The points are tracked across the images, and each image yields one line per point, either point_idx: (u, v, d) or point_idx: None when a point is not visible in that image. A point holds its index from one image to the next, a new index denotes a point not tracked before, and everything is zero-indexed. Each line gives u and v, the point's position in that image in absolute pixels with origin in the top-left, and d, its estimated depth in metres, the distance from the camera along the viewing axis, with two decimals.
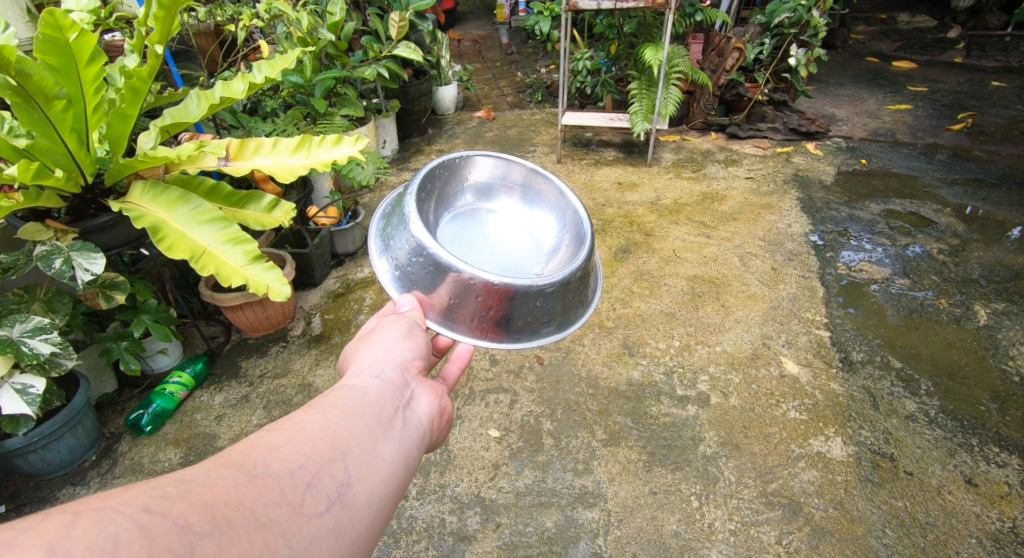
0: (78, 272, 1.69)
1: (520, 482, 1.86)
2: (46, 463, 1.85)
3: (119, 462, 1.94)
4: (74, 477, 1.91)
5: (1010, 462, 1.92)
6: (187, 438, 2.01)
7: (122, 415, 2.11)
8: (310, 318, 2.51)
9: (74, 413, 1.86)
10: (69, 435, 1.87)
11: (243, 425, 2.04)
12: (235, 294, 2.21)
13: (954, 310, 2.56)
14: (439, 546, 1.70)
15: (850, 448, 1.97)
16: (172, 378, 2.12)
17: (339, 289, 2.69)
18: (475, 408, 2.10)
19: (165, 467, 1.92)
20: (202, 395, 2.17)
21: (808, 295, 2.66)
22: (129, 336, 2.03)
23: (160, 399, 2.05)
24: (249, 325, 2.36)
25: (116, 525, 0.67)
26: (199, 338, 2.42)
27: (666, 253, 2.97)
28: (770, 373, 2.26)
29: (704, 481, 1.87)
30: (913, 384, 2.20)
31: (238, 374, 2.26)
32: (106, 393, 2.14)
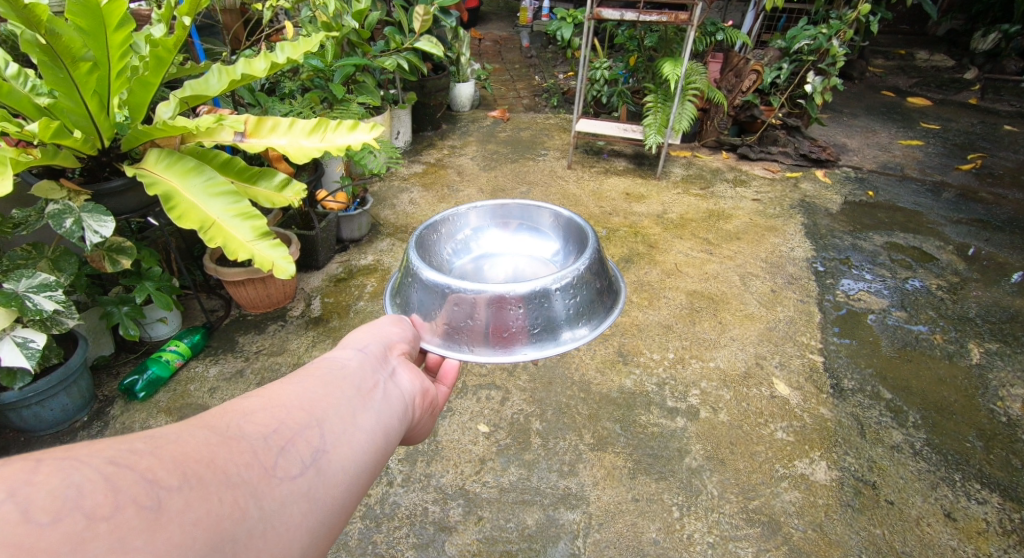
0: (88, 234, 1.70)
1: (504, 478, 1.87)
2: (38, 419, 1.87)
3: (110, 425, 1.95)
4: (65, 436, 1.92)
5: (991, 499, 1.94)
6: (179, 408, 2.02)
7: (117, 379, 2.12)
8: (310, 301, 2.53)
9: (70, 372, 1.87)
10: (64, 394, 1.88)
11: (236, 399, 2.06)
12: (238, 270, 2.23)
13: (948, 346, 2.58)
14: (420, 534, 1.71)
15: (834, 473, 1.98)
16: (169, 346, 2.15)
17: (341, 274, 2.70)
18: (466, 402, 2.12)
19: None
20: (197, 367, 2.18)
21: (805, 319, 2.68)
22: (131, 301, 2.05)
23: (155, 366, 2.07)
24: (249, 301, 2.38)
25: (80, 475, 0.60)
26: (198, 310, 2.44)
27: (668, 266, 2.99)
28: (760, 392, 2.27)
29: (687, 492, 1.89)
30: (901, 415, 2.22)
31: (235, 349, 2.27)
32: (102, 355, 2.16)
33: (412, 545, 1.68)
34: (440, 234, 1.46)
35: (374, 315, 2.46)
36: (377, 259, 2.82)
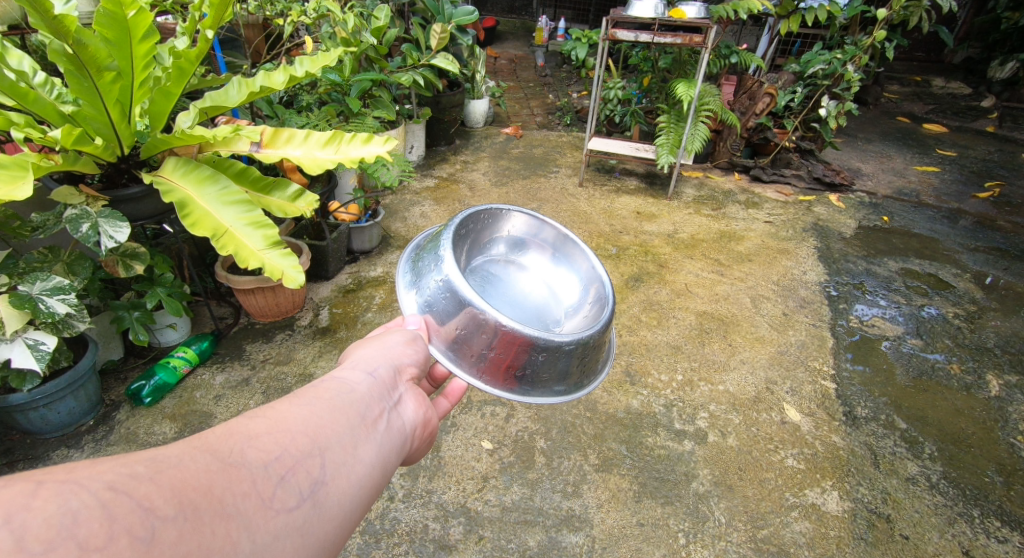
0: (103, 239, 1.71)
1: (507, 497, 1.83)
2: (45, 422, 1.86)
3: (115, 430, 1.95)
4: (70, 439, 1.92)
5: (1011, 538, 1.87)
6: (184, 414, 2.01)
7: (124, 383, 2.12)
8: (318, 310, 2.52)
9: (78, 376, 1.86)
10: (71, 398, 1.87)
11: (241, 408, 2.04)
12: (249, 277, 2.23)
13: (965, 377, 2.52)
14: (419, 551, 1.67)
15: (846, 504, 1.92)
16: (177, 352, 2.13)
17: (350, 285, 2.70)
18: (471, 417, 2.09)
19: (159, 440, 1.92)
20: (204, 373, 2.17)
21: (817, 344, 2.63)
22: (143, 307, 2.04)
23: (163, 372, 2.06)
24: (259, 310, 2.37)
25: (78, 501, 0.63)
26: (207, 317, 2.43)
27: (678, 286, 2.96)
28: (770, 417, 2.22)
29: (693, 518, 1.84)
30: (917, 446, 2.16)
31: (242, 357, 2.26)
32: (111, 360, 2.15)
33: None
34: (479, 226, 1.42)
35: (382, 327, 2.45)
36: (387, 271, 2.81)
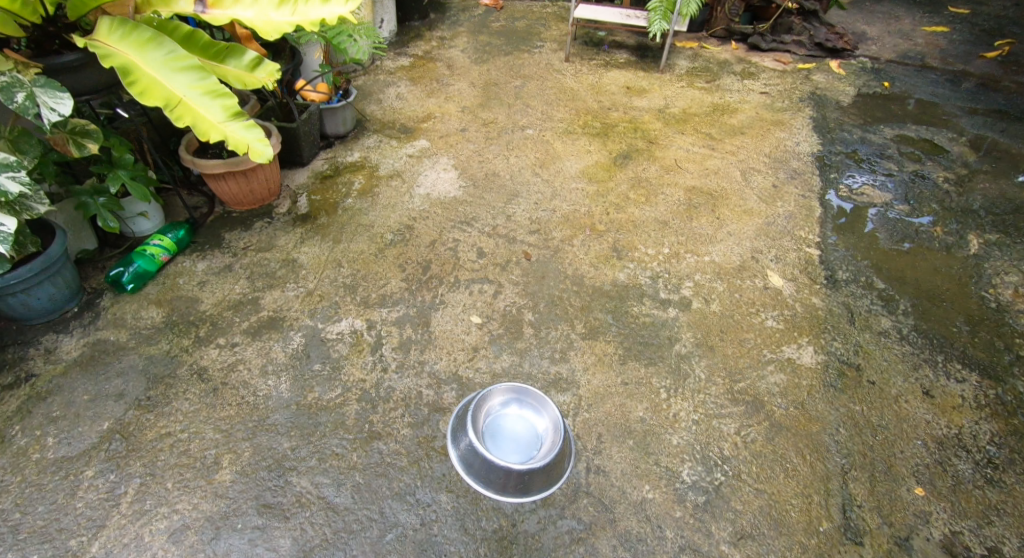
0: (44, 111, 1.66)
1: (497, 364, 1.94)
2: (29, 308, 1.92)
3: (102, 315, 2.02)
4: (58, 324, 1.98)
5: (970, 378, 1.99)
6: (170, 300, 2.07)
7: (102, 271, 2.17)
8: (297, 198, 2.52)
9: (50, 262, 1.88)
10: (48, 283, 1.91)
11: (226, 292, 2.11)
12: (217, 161, 2.20)
13: (946, 238, 2.56)
14: (415, 414, 1.79)
15: (820, 357, 2.03)
16: (152, 240, 2.15)
17: (327, 170, 2.69)
18: (459, 296, 2.15)
19: (147, 323, 1.99)
20: (184, 261, 2.22)
21: (805, 214, 2.64)
22: (106, 192, 2.04)
23: (140, 261, 2.10)
24: (233, 197, 2.38)
25: None
26: (182, 208, 2.45)
27: (667, 163, 2.92)
28: (754, 284, 2.29)
29: (675, 376, 1.95)
30: (892, 303, 2.24)
31: (222, 245, 2.29)
32: (85, 250, 2.17)
33: (408, 424, 1.76)
34: None
35: (363, 213, 2.47)
36: (364, 156, 2.79)
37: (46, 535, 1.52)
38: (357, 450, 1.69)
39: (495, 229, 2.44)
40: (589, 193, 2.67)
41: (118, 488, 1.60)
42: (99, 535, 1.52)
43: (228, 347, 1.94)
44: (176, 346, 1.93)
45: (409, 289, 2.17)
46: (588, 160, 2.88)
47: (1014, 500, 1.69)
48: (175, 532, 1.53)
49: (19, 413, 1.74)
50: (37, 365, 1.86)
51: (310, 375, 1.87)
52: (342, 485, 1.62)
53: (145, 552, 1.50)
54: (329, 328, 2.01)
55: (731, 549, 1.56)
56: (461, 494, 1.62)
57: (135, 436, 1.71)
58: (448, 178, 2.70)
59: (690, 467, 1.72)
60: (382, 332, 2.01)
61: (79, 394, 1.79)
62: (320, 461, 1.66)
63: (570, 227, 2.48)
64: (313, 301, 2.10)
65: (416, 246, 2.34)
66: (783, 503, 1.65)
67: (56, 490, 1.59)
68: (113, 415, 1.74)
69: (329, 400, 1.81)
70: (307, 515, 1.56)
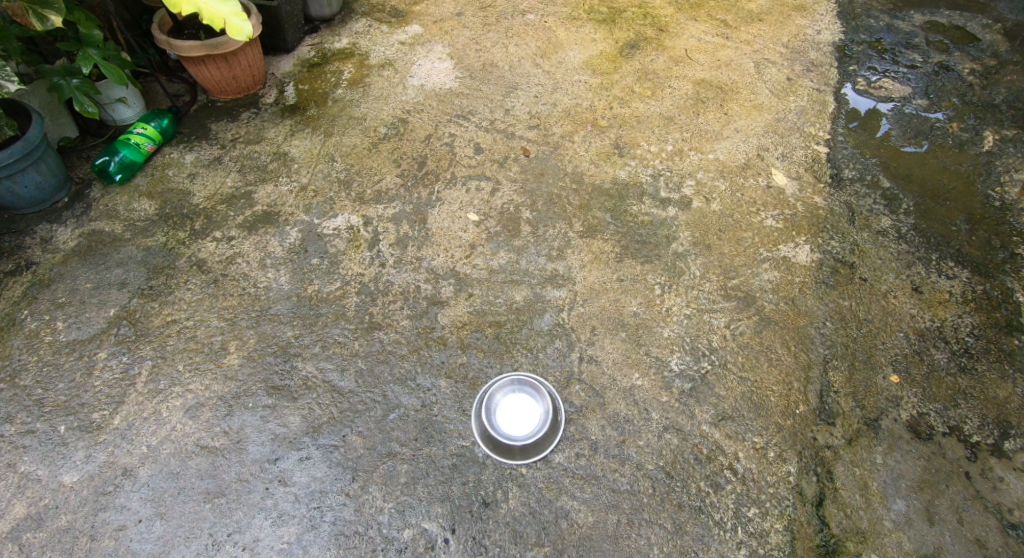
0: None
1: (494, 262, 1.97)
2: (15, 196, 2.00)
3: (93, 206, 2.10)
4: (49, 215, 2.08)
5: (961, 275, 2.01)
6: (160, 192, 2.14)
7: (86, 162, 2.24)
8: (283, 87, 2.52)
9: (31, 147, 1.93)
10: (33, 170, 1.98)
11: (217, 185, 2.16)
12: (194, 43, 2.22)
13: (961, 135, 2.49)
14: (414, 307, 1.85)
15: (816, 255, 2.04)
16: (135, 129, 2.19)
17: (314, 58, 2.66)
18: (456, 192, 2.15)
19: (140, 215, 2.07)
20: (171, 153, 2.27)
21: (817, 110, 2.54)
22: (78, 75, 2.09)
23: (126, 150, 2.15)
24: (215, 85, 2.41)
25: None
26: (163, 96, 2.50)
27: (677, 53, 2.77)
28: (757, 183, 2.26)
29: (670, 273, 1.99)
30: (895, 202, 2.22)
31: (208, 137, 2.34)
32: (66, 138, 2.27)
33: (407, 316, 1.83)
34: None
35: (354, 104, 2.45)
36: (352, 42, 2.73)
37: (69, 409, 1.64)
38: (359, 339, 1.78)
39: (493, 124, 2.39)
40: (592, 86, 2.57)
41: (132, 369, 1.71)
42: (120, 410, 1.64)
43: (224, 242, 2.00)
44: (172, 239, 2.01)
45: (404, 185, 2.17)
46: (593, 50, 2.75)
47: (983, 386, 1.77)
48: (191, 409, 1.64)
49: (25, 298, 1.85)
50: (35, 254, 1.96)
51: (308, 269, 1.93)
52: (345, 370, 1.71)
53: (165, 425, 1.62)
54: (325, 223, 2.05)
55: (712, 430, 1.67)
56: (460, 379, 1.71)
57: (142, 322, 1.80)
58: (443, 68, 2.62)
59: (678, 358, 1.80)
60: (378, 228, 2.04)
61: (81, 282, 1.89)
62: (323, 349, 1.75)
63: (571, 122, 2.42)
64: (307, 195, 2.13)
65: (410, 141, 2.32)
66: (765, 389, 1.74)
67: (72, 369, 1.70)
68: (118, 302, 1.84)
69: (329, 292, 1.87)
70: (314, 397, 1.67)
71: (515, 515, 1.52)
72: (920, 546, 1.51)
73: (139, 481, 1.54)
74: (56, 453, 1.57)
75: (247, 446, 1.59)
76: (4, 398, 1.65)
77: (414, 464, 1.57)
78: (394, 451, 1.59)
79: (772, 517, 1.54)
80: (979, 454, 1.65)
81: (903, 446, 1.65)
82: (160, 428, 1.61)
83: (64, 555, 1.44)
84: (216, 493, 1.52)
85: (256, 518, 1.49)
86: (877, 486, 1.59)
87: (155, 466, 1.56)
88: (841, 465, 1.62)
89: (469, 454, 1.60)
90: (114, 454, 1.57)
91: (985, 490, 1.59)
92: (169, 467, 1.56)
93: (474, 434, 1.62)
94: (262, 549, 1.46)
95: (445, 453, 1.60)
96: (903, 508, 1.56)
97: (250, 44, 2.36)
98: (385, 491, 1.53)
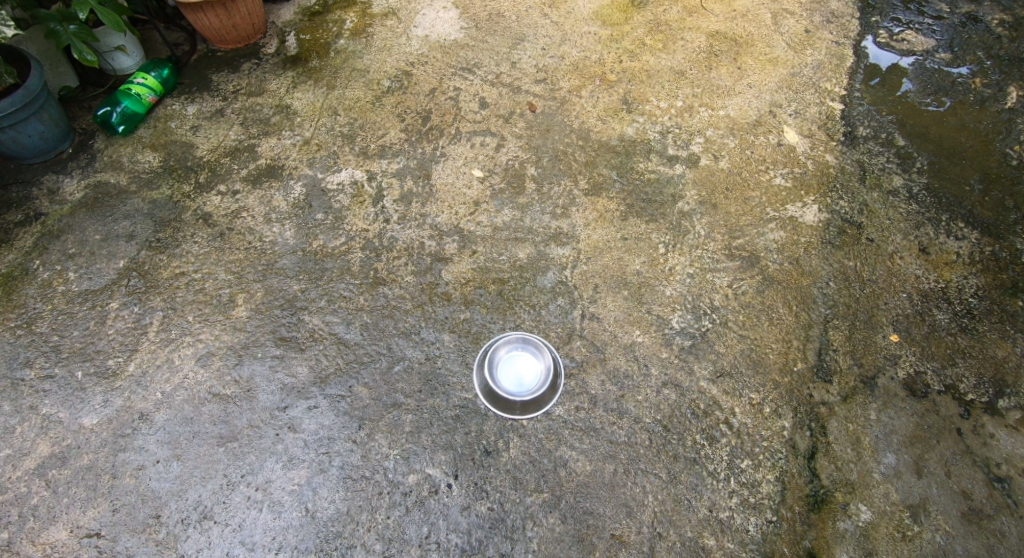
0: None
1: (498, 219, 1.98)
2: (20, 146, 2.03)
3: (98, 158, 2.13)
4: (55, 165, 2.11)
5: (970, 236, 1.99)
6: (164, 145, 2.16)
7: (88, 113, 2.26)
8: (284, 37, 2.50)
9: (32, 96, 1.97)
10: (36, 120, 2.01)
11: (221, 139, 2.17)
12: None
13: (984, 91, 2.41)
14: (418, 263, 1.88)
15: (823, 215, 2.02)
16: (136, 80, 2.19)
17: (316, 7, 2.62)
18: (460, 148, 2.15)
19: (145, 167, 2.10)
20: (173, 104, 2.28)
21: (835, 63, 2.46)
22: (75, 20, 2.10)
23: (127, 101, 2.16)
24: (215, 35, 2.40)
25: None
26: (163, 45, 2.50)
27: (691, 3, 2.68)
28: (767, 140, 2.22)
29: (675, 232, 1.98)
30: (908, 161, 2.18)
31: (210, 88, 2.33)
32: (66, 87, 2.29)
33: (412, 272, 1.86)
34: None
35: (357, 56, 2.42)
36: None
37: (86, 355, 1.71)
38: (364, 294, 1.81)
39: (499, 77, 2.36)
40: (601, 38, 2.51)
41: (144, 319, 1.77)
42: (134, 357, 1.71)
43: (229, 196, 2.03)
44: (178, 192, 2.04)
45: (408, 140, 2.17)
46: (604, 0, 2.67)
47: (982, 345, 1.78)
48: (202, 357, 1.71)
49: (37, 248, 1.90)
50: (44, 205, 2.00)
51: (313, 224, 1.96)
52: (351, 323, 1.76)
53: (178, 373, 1.68)
54: (329, 178, 2.07)
55: (709, 386, 1.70)
56: (463, 334, 1.75)
57: (152, 274, 1.85)
58: (448, 18, 2.57)
59: (679, 316, 1.82)
60: (382, 184, 2.05)
61: (91, 233, 1.93)
62: (329, 303, 1.79)
63: (579, 76, 2.38)
64: (311, 149, 2.14)
65: (415, 95, 2.30)
66: (764, 347, 1.77)
67: (86, 318, 1.76)
68: (128, 254, 1.89)
69: (334, 248, 1.90)
70: (321, 348, 1.72)
71: (515, 463, 1.58)
72: (906, 497, 1.55)
73: (155, 424, 1.61)
74: (75, 397, 1.64)
75: (257, 394, 1.65)
76: (24, 344, 1.72)
77: (418, 414, 1.63)
78: (399, 401, 1.65)
79: (763, 468, 1.59)
80: (972, 412, 1.67)
81: (897, 402, 1.68)
82: (174, 376, 1.68)
83: (88, 491, 1.52)
84: (229, 437, 1.60)
85: (268, 461, 1.57)
86: (869, 441, 1.63)
87: (170, 411, 1.63)
88: (834, 421, 1.65)
89: (472, 405, 1.65)
90: (131, 399, 1.64)
91: (975, 445, 1.63)
92: (184, 412, 1.63)
93: (475, 387, 1.67)
94: (274, 490, 1.53)
95: (448, 404, 1.65)
96: (892, 461, 1.60)
97: None
98: (390, 439, 1.60)
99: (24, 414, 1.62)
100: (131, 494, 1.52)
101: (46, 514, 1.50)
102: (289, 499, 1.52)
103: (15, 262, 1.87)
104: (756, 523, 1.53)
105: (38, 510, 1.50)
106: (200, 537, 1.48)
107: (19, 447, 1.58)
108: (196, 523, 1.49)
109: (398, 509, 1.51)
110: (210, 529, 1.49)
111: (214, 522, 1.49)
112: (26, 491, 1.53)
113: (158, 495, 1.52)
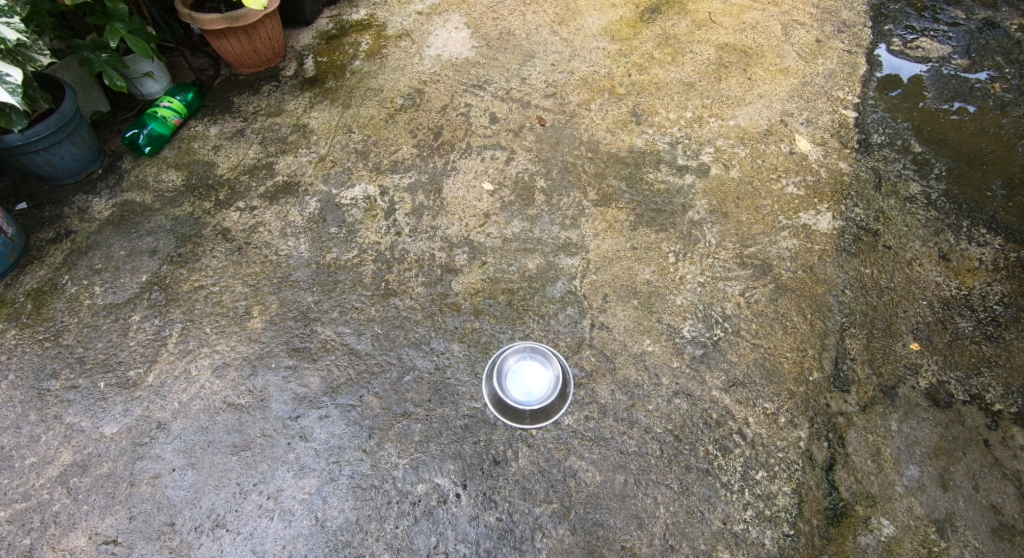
0: None
1: (508, 230, 2.00)
2: (53, 167, 2.13)
3: (125, 178, 2.21)
4: (85, 185, 2.21)
5: (993, 241, 1.94)
6: (187, 164, 2.24)
7: (117, 135, 2.37)
8: (302, 61, 2.59)
9: (66, 120, 2.06)
10: (68, 142, 2.11)
11: (241, 157, 2.25)
12: (215, 15, 2.31)
13: (1004, 96, 2.37)
14: (428, 274, 1.91)
15: (837, 223, 2.00)
16: (162, 103, 2.29)
17: (332, 30, 2.72)
18: (471, 161, 2.19)
19: (169, 186, 2.18)
20: (196, 126, 2.36)
21: (847, 72, 2.44)
22: (106, 48, 2.21)
23: (153, 123, 2.25)
24: (238, 59, 2.49)
25: None
26: (188, 70, 2.62)
27: (700, 17, 2.70)
28: (779, 149, 2.21)
29: (685, 242, 1.97)
30: (926, 167, 2.14)
31: (231, 110, 2.42)
32: (99, 111, 2.40)
33: (422, 283, 1.89)
34: None
35: (371, 75, 2.49)
36: (370, 14, 2.78)
37: (109, 366, 1.76)
38: (375, 305, 1.84)
39: (510, 93, 2.40)
40: (610, 53, 2.55)
41: (164, 330, 1.82)
42: (153, 368, 1.75)
43: (247, 211, 2.09)
44: (199, 209, 2.11)
45: (420, 155, 2.21)
46: (613, 17, 2.71)
47: (1009, 354, 1.73)
48: (219, 368, 1.75)
49: (66, 264, 1.98)
50: (74, 223, 2.09)
51: (327, 237, 2.00)
52: (362, 334, 1.79)
53: (194, 384, 1.72)
54: (344, 193, 2.12)
55: (722, 396, 1.68)
56: (472, 344, 1.77)
57: (172, 287, 1.91)
58: (460, 38, 2.63)
59: (690, 325, 1.81)
60: (394, 198, 2.10)
61: (116, 249, 2.01)
62: (341, 314, 1.83)
63: (588, 90, 2.41)
64: (326, 166, 2.20)
65: (427, 112, 2.35)
66: (778, 356, 1.74)
67: (110, 330, 1.82)
68: (151, 269, 1.95)
69: (347, 260, 1.94)
70: (333, 358, 1.75)
71: (524, 473, 1.57)
72: (931, 511, 1.50)
73: (172, 433, 1.65)
74: (97, 406, 1.69)
75: (270, 403, 1.68)
76: (51, 355, 1.78)
77: (427, 423, 1.64)
78: (408, 411, 1.66)
79: (779, 480, 1.55)
80: (999, 423, 1.62)
81: (919, 413, 1.63)
82: (190, 386, 1.72)
83: (107, 498, 1.56)
84: (243, 446, 1.62)
85: (279, 469, 1.59)
86: (889, 452, 1.58)
87: (186, 420, 1.67)
88: (853, 431, 1.61)
89: (480, 415, 1.65)
90: (149, 409, 1.69)
91: (1004, 458, 1.57)
92: (199, 422, 1.66)
93: (484, 397, 1.67)
94: (285, 498, 1.55)
95: (457, 414, 1.65)
96: (915, 474, 1.55)
97: (269, 15, 2.42)
98: (399, 448, 1.61)
99: (49, 423, 1.67)
100: (147, 502, 1.56)
101: (67, 520, 1.54)
102: (300, 508, 1.54)
103: (46, 278, 1.95)
104: (772, 536, 1.48)
105: (59, 517, 1.54)
106: (213, 544, 1.50)
107: (42, 455, 1.63)
108: (210, 531, 1.51)
109: (407, 518, 1.52)
110: (223, 537, 1.51)
111: (226, 530, 1.51)
112: (49, 498, 1.57)
113: (173, 503, 1.55)
